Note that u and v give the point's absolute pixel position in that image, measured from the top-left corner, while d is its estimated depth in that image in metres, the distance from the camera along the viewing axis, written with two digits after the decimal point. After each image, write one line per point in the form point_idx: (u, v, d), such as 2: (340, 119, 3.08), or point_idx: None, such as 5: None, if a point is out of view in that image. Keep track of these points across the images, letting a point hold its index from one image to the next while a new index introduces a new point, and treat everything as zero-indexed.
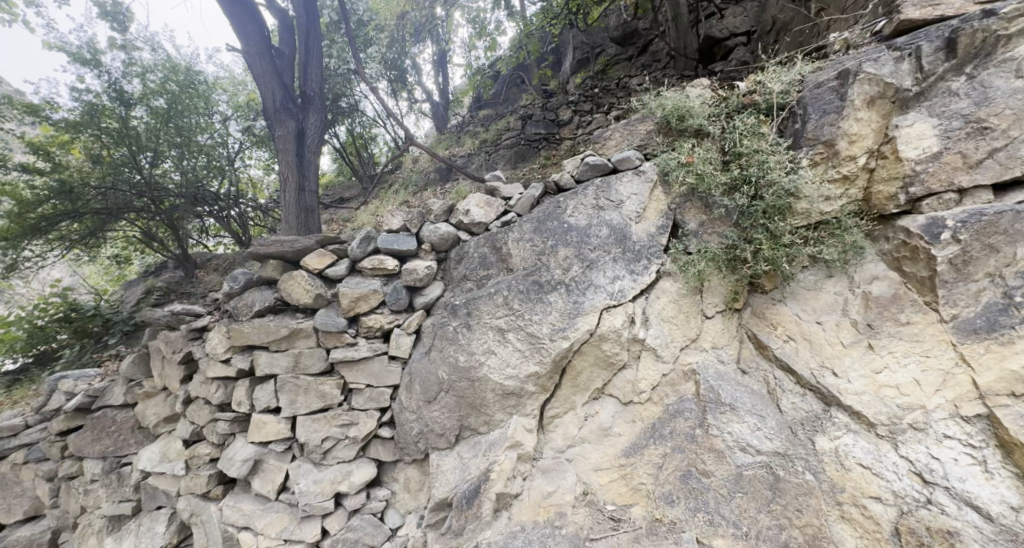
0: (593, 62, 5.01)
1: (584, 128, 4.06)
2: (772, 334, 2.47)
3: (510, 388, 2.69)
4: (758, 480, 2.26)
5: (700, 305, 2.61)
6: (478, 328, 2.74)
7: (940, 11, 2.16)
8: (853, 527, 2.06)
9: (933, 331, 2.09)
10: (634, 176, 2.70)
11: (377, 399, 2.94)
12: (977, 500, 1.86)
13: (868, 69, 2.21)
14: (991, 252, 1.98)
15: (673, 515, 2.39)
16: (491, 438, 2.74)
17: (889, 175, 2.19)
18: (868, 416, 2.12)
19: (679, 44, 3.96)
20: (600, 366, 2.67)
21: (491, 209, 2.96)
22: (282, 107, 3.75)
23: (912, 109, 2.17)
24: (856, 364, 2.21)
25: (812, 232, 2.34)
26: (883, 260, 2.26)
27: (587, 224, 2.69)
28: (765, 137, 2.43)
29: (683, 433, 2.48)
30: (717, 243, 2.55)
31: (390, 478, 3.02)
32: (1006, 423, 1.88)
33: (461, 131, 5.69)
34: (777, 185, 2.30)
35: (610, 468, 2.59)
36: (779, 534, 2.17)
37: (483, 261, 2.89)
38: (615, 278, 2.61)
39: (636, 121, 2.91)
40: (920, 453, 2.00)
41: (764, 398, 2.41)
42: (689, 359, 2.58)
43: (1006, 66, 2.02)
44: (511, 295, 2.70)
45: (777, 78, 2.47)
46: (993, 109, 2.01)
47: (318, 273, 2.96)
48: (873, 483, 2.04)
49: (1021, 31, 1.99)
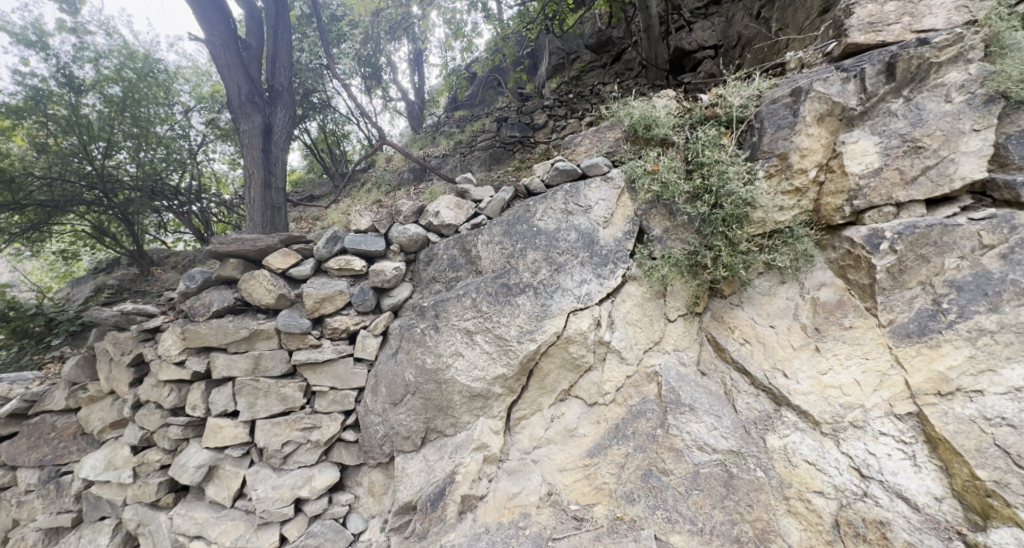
0: (569, 68, 5.06)
1: (559, 132, 4.10)
2: (730, 336, 2.58)
3: (477, 390, 2.70)
4: (714, 477, 2.36)
5: (663, 309, 2.70)
6: (446, 330, 2.74)
7: (882, 37, 2.30)
8: (798, 520, 2.18)
9: (872, 334, 2.23)
10: (603, 183, 2.78)
11: (342, 402, 2.90)
12: (906, 491, 2.00)
13: (817, 87, 2.33)
14: (923, 262, 2.14)
15: (633, 513, 2.45)
16: (458, 440, 2.74)
17: (836, 189, 2.33)
18: (813, 415, 2.25)
19: (650, 55, 4.05)
20: (567, 368, 2.72)
21: (461, 211, 2.96)
22: (248, 101, 3.62)
23: (857, 127, 2.31)
24: (804, 366, 2.34)
25: (767, 240, 2.47)
26: (830, 267, 2.40)
27: (555, 228, 2.74)
28: (725, 148, 2.54)
29: (644, 433, 2.55)
30: (679, 249, 2.65)
31: (353, 482, 2.97)
32: (932, 421, 2.01)
33: (437, 131, 5.64)
34: (735, 195, 2.41)
35: (575, 468, 2.64)
36: (731, 529, 2.27)
37: (453, 262, 2.89)
38: (583, 282, 2.67)
39: (605, 128, 2.97)
40: (858, 449, 2.13)
41: (720, 398, 2.52)
42: (652, 361, 2.66)
43: (936, 91, 2.19)
44: (479, 298, 2.71)
45: (736, 93, 2.57)
46: (926, 130, 2.18)
47: (282, 272, 2.88)
48: (817, 478, 2.17)
49: (950, 60, 2.17)
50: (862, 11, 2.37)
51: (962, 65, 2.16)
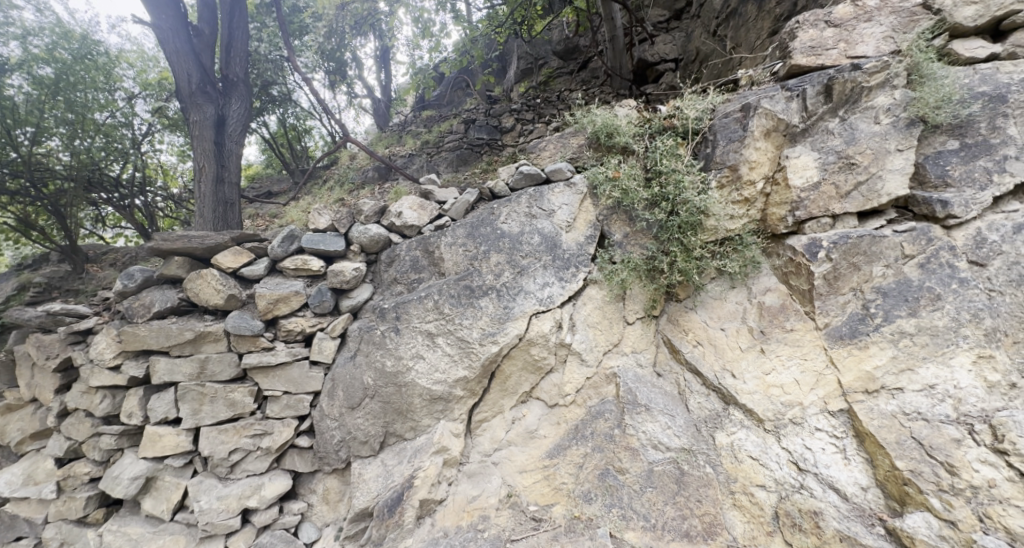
0: (536, 73, 5.10)
1: (526, 136, 4.15)
2: (684, 339, 2.70)
3: (438, 393, 2.68)
4: (666, 475, 2.45)
5: (622, 312, 2.78)
6: (407, 333, 2.70)
7: (821, 60, 2.47)
8: (742, 513, 2.29)
9: (811, 336, 2.38)
10: (566, 188, 2.82)
11: (296, 407, 2.79)
12: (837, 483, 2.15)
13: (765, 104, 2.47)
14: (854, 270, 2.31)
15: (590, 512, 2.50)
16: (418, 444, 2.71)
17: (780, 200, 2.48)
18: (757, 412, 2.38)
19: (615, 65, 4.16)
20: (529, 370, 2.75)
21: (424, 211, 2.92)
22: (199, 91, 3.43)
23: (799, 143, 2.48)
24: (750, 366, 2.47)
25: (718, 247, 2.60)
26: (775, 273, 2.56)
27: (519, 231, 2.77)
28: (681, 158, 2.65)
29: (603, 433, 2.62)
30: (638, 254, 2.73)
31: (307, 490, 2.87)
32: (860, 416, 2.18)
33: (404, 129, 5.53)
34: (690, 203, 2.52)
35: (534, 470, 2.67)
36: (682, 524, 2.36)
37: (415, 264, 2.85)
38: (545, 285, 2.70)
39: (569, 134, 3.04)
40: (796, 444, 2.28)
41: (675, 398, 2.63)
42: (611, 362, 2.74)
43: (868, 113, 2.38)
44: (442, 299, 2.70)
45: (692, 105, 2.69)
46: (858, 148, 2.36)
47: (232, 272, 2.75)
48: (760, 472, 2.30)
49: (879, 85, 2.36)
50: (803, 36, 2.54)
51: (888, 90, 2.36)
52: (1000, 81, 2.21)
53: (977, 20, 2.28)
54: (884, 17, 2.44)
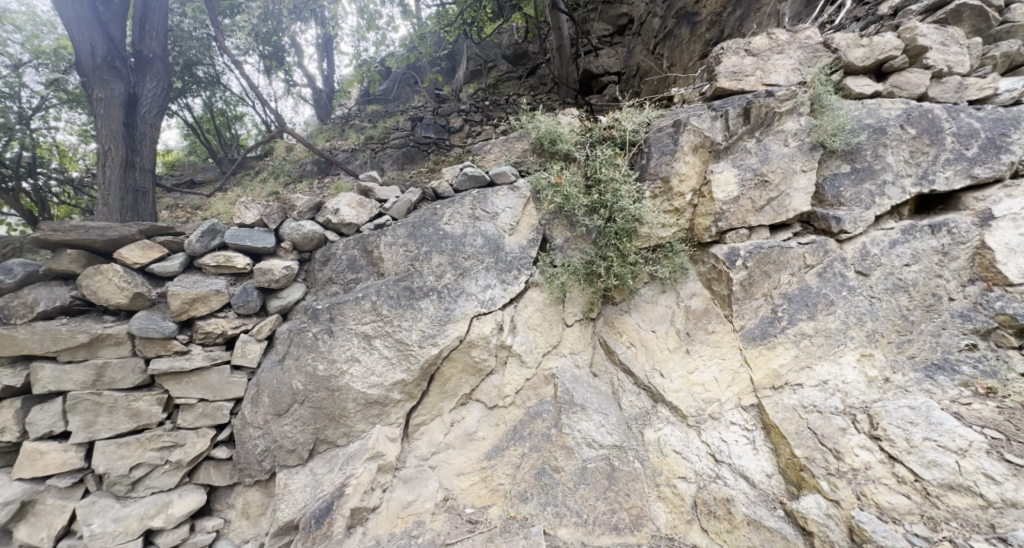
0: (485, 75, 5.10)
1: (474, 137, 4.14)
2: (619, 340, 2.83)
3: (374, 396, 2.61)
4: (599, 471, 2.54)
5: (561, 314, 2.86)
6: (342, 335, 2.59)
7: (741, 85, 2.70)
8: (667, 505, 2.44)
9: (729, 338, 2.58)
10: (509, 191, 2.85)
11: (213, 415, 2.58)
12: (747, 471, 2.35)
13: (693, 122, 2.64)
14: (765, 277, 2.54)
15: (525, 511, 2.55)
16: (350, 450, 2.61)
17: (706, 211, 2.67)
18: (682, 408, 2.55)
19: (562, 73, 4.27)
20: (469, 373, 2.75)
21: (363, 209, 2.81)
22: (104, 65, 3.06)
23: (722, 160, 2.67)
24: (676, 366, 2.64)
25: (651, 253, 2.75)
26: (700, 279, 2.75)
27: (462, 233, 2.75)
28: (618, 168, 2.77)
29: (540, 433, 2.68)
30: (578, 258, 2.83)
31: (224, 505, 2.66)
32: (768, 410, 2.40)
33: (347, 124, 5.15)
34: (626, 211, 2.64)
35: (472, 472, 2.67)
36: (611, 517, 2.46)
37: (352, 263, 2.74)
38: (487, 287, 2.72)
39: (514, 138, 3.06)
40: (714, 437, 2.47)
41: (609, 397, 2.75)
42: (550, 363, 2.81)
43: (778, 136, 2.63)
44: (380, 301, 2.62)
45: (630, 118, 2.82)
46: (771, 167, 2.61)
47: (139, 268, 2.48)
48: (682, 465, 2.46)
49: (788, 111, 2.62)
50: (727, 61, 2.76)
51: (796, 116, 2.63)
52: (882, 116, 2.55)
53: (864, 61, 2.60)
54: (793, 51, 2.72)
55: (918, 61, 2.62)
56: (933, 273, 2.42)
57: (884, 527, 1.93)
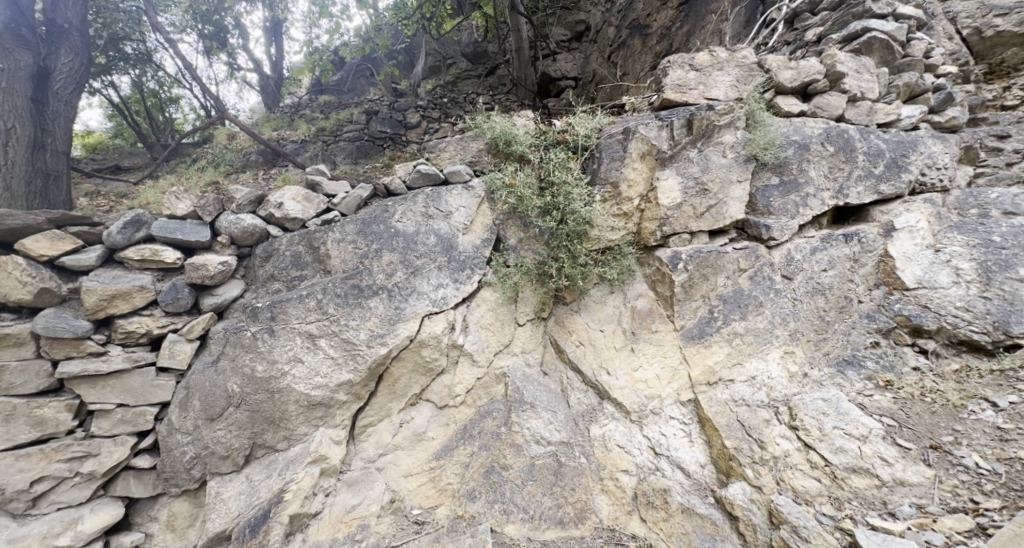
0: (444, 72, 5.04)
1: (431, 134, 4.17)
2: (569, 339, 2.90)
3: (317, 398, 2.52)
4: (546, 467, 2.60)
5: (514, 313, 2.89)
6: (283, 335, 2.48)
7: (686, 97, 2.83)
8: (609, 498, 2.53)
9: (670, 337, 2.72)
10: (463, 191, 2.84)
11: (134, 422, 2.38)
12: (683, 462, 2.49)
13: (641, 130, 2.75)
14: (704, 280, 2.70)
15: (473, 510, 2.56)
16: (291, 454, 2.51)
17: (652, 216, 2.78)
18: (626, 405, 2.66)
19: (520, 75, 4.30)
20: (419, 372, 2.72)
21: (310, 204, 2.68)
22: (8, 32, 2.74)
23: (668, 167, 2.79)
24: (622, 364, 2.74)
25: (600, 255, 2.84)
26: (645, 280, 2.87)
27: (414, 231, 2.72)
28: (571, 171, 2.83)
29: (489, 432, 2.70)
30: (531, 258, 2.87)
31: (146, 518, 2.47)
32: (703, 405, 2.56)
33: (296, 112, 4.81)
34: (577, 213, 2.71)
35: (420, 473, 2.65)
36: (557, 512, 2.51)
37: (297, 260, 2.63)
38: (438, 286, 2.69)
39: (469, 137, 3.04)
40: (655, 431, 2.60)
41: (558, 395, 2.82)
42: (501, 362, 2.84)
43: (718, 147, 2.79)
44: (326, 299, 2.53)
45: (583, 124, 2.88)
46: (711, 177, 2.76)
47: (48, 261, 2.25)
48: (625, 459, 2.57)
49: (727, 125, 2.78)
50: (673, 75, 2.90)
51: (733, 130, 2.79)
52: (806, 133, 2.78)
53: (793, 83, 2.81)
54: (732, 69, 2.90)
55: (836, 85, 2.87)
56: (846, 278, 2.70)
57: (798, 509, 2.08)
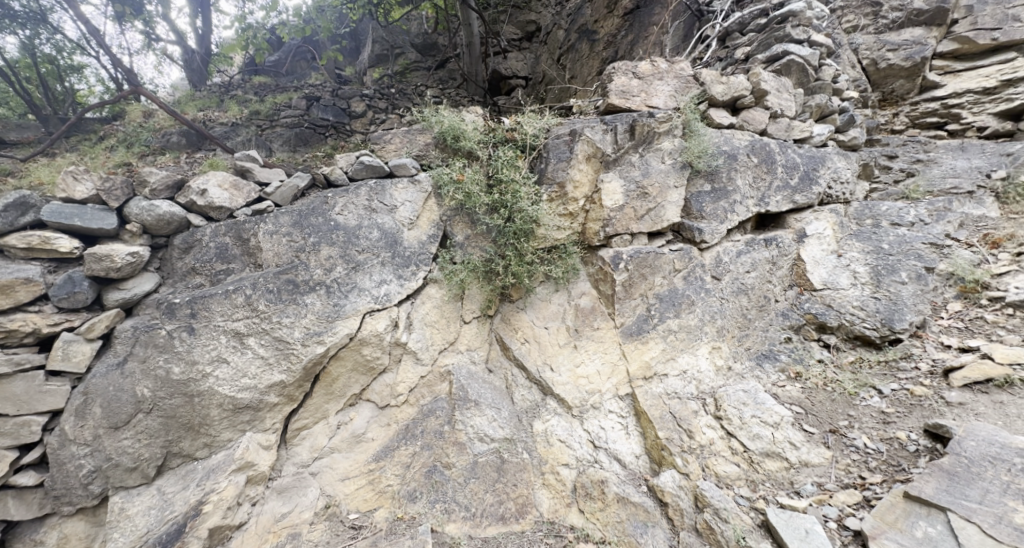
0: (392, 62, 4.79)
1: (378, 125, 4.06)
2: (514, 336, 2.93)
3: (244, 401, 2.34)
4: (489, 465, 2.61)
5: (459, 311, 2.87)
6: (205, 333, 2.28)
7: (629, 104, 2.94)
8: (550, 491, 2.58)
9: (611, 334, 2.82)
10: (410, 185, 2.77)
11: (15, 434, 2.07)
12: (620, 454, 2.60)
13: (587, 132, 2.81)
14: (643, 279, 2.83)
15: (413, 511, 2.51)
16: (212, 462, 2.32)
17: (596, 217, 2.86)
18: (568, 400, 2.73)
19: (471, 70, 4.30)
20: (359, 372, 2.62)
21: (238, 192, 2.47)
22: None
23: (611, 170, 2.88)
24: (565, 360, 2.81)
25: (546, 254, 2.88)
26: (589, 279, 2.96)
27: (356, 225, 2.60)
28: (519, 170, 2.84)
29: (432, 431, 2.66)
30: (478, 256, 2.85)
31: (28, 544, 2.16)
32: (640, 399, 2.69)
33: (226, 93, 4.23)
34: (525, 212, 2.73)
35: (358, 476, 2.55)
36: (499, 509, 2.53)
37: (222, 252, 2.42)
38: (381, 282, 2.60)
39: (416, 130, 2.94)
40: (595, 425, 2.69)
41: (502, 392, 2.84)
42: (446, 360, 2.81)
43: (657, 153, 2.93)
44: (255, 295, 2.35)
45: (531, 123, 2.90)
46: (650, 181, 2.89)
47: None
48: (566, 453, 2.63)
49: (665, 132, 2.92)
50: (617, 81, 2.99)
51: (671, 137, 2.94)
52: (734, 144, 2.99)
53: (724, 96, 3.01)
54: (670, 80, 3.06)
55: (761, 102, 3.12)
56: (766, 278, 2.96)
57: (719, 492, 2.25)
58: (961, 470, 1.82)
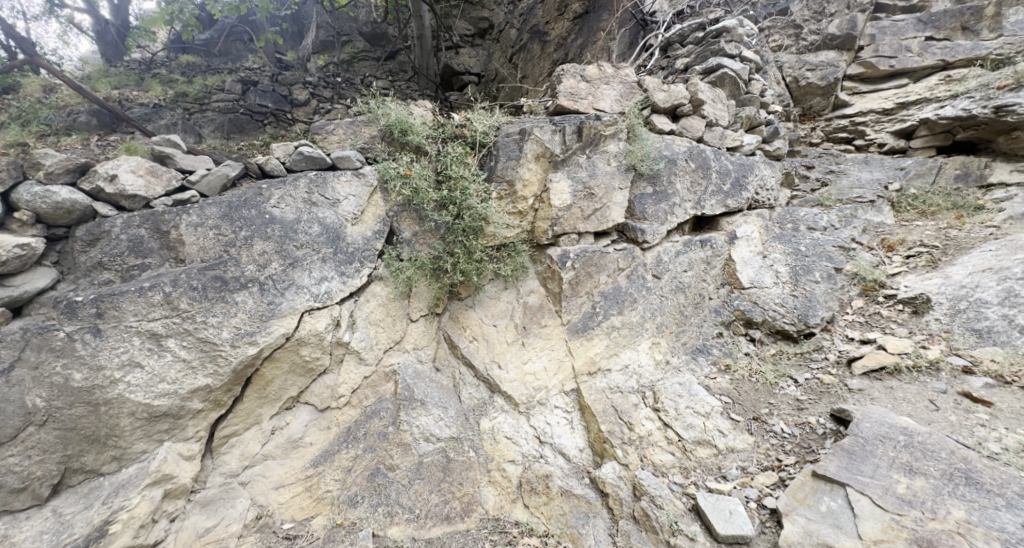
0: (338, 50, 4.61)
1: (322, 115, 3.89)
2: (462, 334, 2.91)
3: (161, 409, 2.14)
4: (434, 465, 2.57)
5: (406, 309, 2.80)
6: (115, 335, 2.06)
7: (577, 106, 3.01)
8: (496, 489, 2.59)
9: (557, 331, 2.87)
10: (354, 178, 2.66)
11: None
12: (564, 448, 2.65)
13: (536, 132, 2.84)
14: (589, 277, 2.90)
15: (353, 516, 2.43)
16: (122, 477, 2.10)
17: (545, 216, 2.89)
18: (515, 397, 2.76)
19: (422, 63, 4.22)
20: (296, 373, 2.48)
21: (156, 179, 2.25)
22: None
23: (560, 170, 2.93)
24: (513, 357, 2.83)
25: (496, 252, 2.88)
26: (537, 277, 2.99)
27: (294, 218, 2.46)
28: (468, 167, 2.82)
29: (376, 432, 2.58)
30: (425, 252, 2.80)
31: None
32: (584, 393, 2.77)
33: (148, 70, 3.82)
34: (473, 209, 2.71)
35: (294, 483, 2.44)
36: (443, 508, 2.51)
37: (136, 245, 2.19)
38: (322, 279, 2.49)
39: (361, 122, 2.79)
40: (541, 421, 2.74)
41: (449, 391, 2.81)
42: (391, 360, 2.73)
43: (604, 155, 3.00)
44: (176, 292, 2.16)
45: (481, 120, 2.88)
46: (597, 182, 2.97)
47: None
48: (512, 449, 2.65)
49: (611, 135, 3.01)
50: (566, 83, 3.05)
51: (616, 140, 3.03)
52: (674, 150, 3.15)
53: (665, 104, 3.16)
54: (616, 84, 3.16)
55: (698, 111, 3.30)
56: (701, 277, 3.14)
57: (655, 480, 2.36)
58: (858, 449, 2.03)
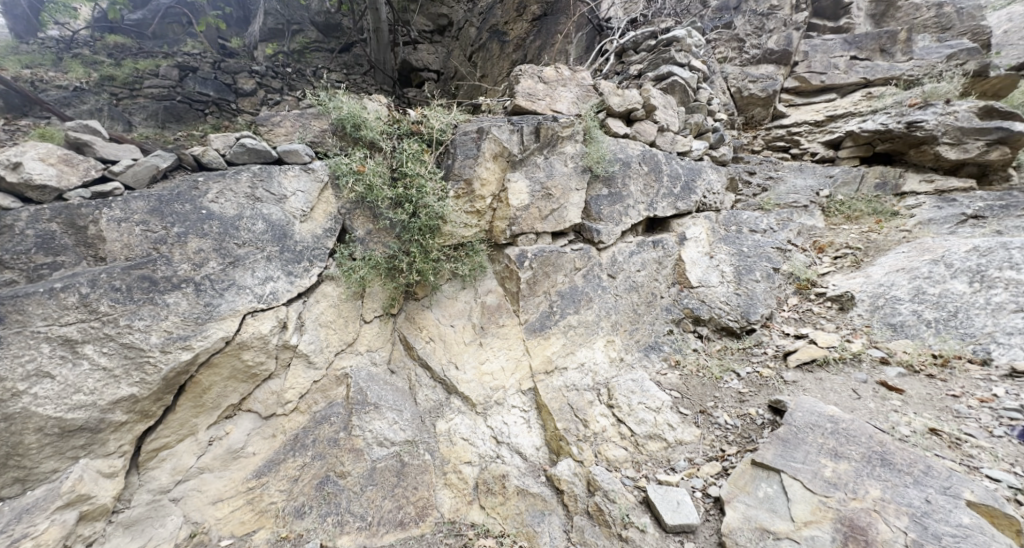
0: (288, 39, 4.40)
1: (269, 107, 3.76)
2: (418, 335, 2.84)
3: (77, 422, 1.94)
4: (388, 470, 2.50)
5: (359, 310, 2.70)
6: (19, 342, 1.84)
7: (535, 107, 3.03)
8: (452, 491, 2.55)
9: (515, 330, 2.88)
10: (302, 173, 2.53)
11: None
12: (522, 448, 2.66)
13: (494, 131, 2.82)
14: (547, 277, 2.93)
15: (300, 528, 2.33)
16: (28, 501, 1.87)
17: (503, 215, 2.88)
18: (472, 398, 2.73)
19: (378, 58, 4.10)
20: (238, 379, 2.33)
21: (72, 169, 2.05)
22: None
23: (518, 170, 2.93)
24: (470, 358, 2.80)
25: (453, 251, 2.83)
26: (496, 277, 2.97)
27: (235, 214, 2.31)
28: (425, 164, 2.76)
29: (326, 439, 2.47)
30: (380, 252, 2.71)
31: None
32: (541, 392, 2.79)
33: (68, 47, 3.47)
34: (430, 207, 2.65)
35: (234, 496, 2.29)
36: (397, 514, 2.44)
37: (46, 242, 1.97)
38: (267, 279, 2.35)
39: (310, 115, 2.68)
40: (498, 421, 2.72)
41: (404, 393, 2.74)
42: (342, 363, 2.63)
43: (561, 156, 3.04)
44: (95, 294, 1.96)
45: (438, 117, 2.83)
46: (554, 183, 2.99)
47: None
48: (468, 451, 2.63)
49: (568, 136, 3.04)
50: (524, 83, 3.06)
51: (573, 142, 3.07)
52: (628, 153, 3.24)
53: (620, 108, 3.25)
54: (573, 87, 3.21)
55: (651, 116, 3.42)
56: (653, 277, 3.25)
57: (608, 475, 2.42)
58: (792, 436, 2.18)
